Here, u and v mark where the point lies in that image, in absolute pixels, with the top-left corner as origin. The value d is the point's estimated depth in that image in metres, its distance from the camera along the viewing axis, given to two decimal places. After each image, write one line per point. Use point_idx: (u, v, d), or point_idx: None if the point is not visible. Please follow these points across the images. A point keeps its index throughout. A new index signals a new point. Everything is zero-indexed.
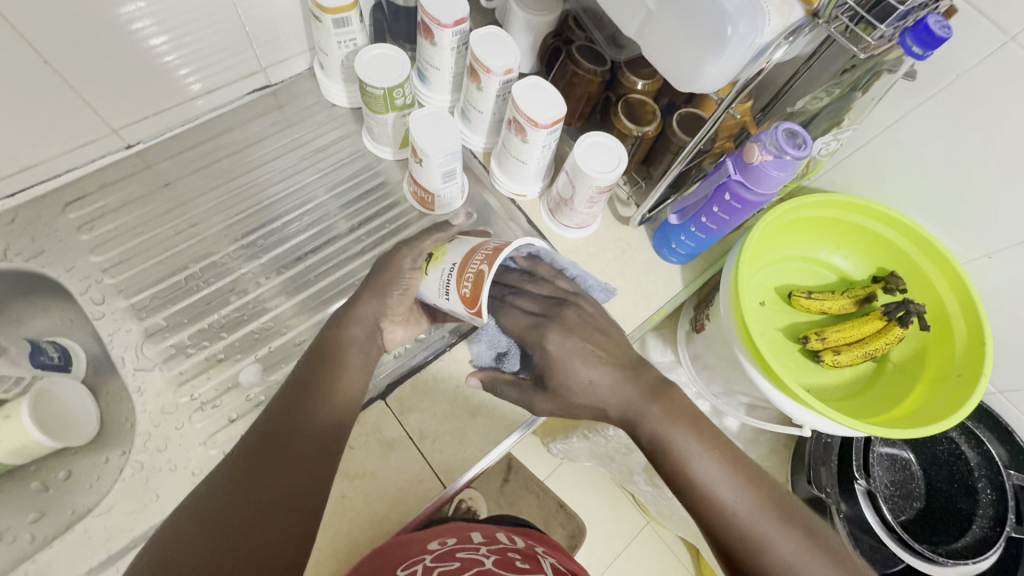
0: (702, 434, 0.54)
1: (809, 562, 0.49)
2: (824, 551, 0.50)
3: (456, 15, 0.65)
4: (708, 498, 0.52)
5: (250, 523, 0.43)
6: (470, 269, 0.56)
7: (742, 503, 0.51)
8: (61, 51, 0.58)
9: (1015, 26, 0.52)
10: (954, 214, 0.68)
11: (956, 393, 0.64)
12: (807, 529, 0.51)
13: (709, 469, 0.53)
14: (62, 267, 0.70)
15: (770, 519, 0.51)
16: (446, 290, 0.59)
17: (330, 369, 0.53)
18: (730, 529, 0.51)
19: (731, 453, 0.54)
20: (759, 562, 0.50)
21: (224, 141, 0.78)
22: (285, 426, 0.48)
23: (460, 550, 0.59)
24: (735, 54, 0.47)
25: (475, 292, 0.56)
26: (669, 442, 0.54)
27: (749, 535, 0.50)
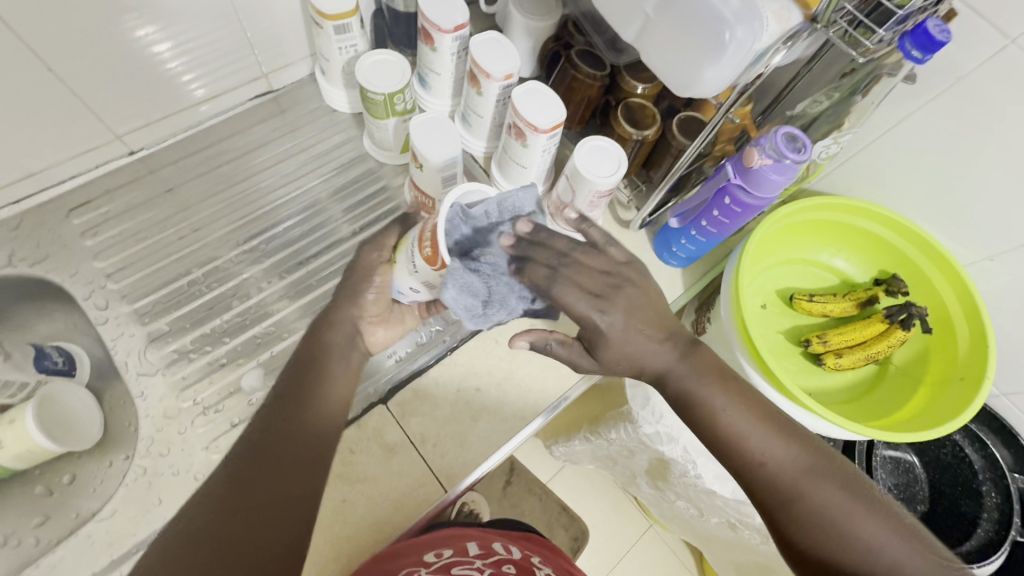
0: (730, 388, 0.51)
1: (854, 516, 0.46)
2: (864, 506, 0.47)
3: (457, 20, 0.65)
4: (741, 452, 0.50)
5: (244, 531, 0.44)
6: (427, 229, 0.51)
7: (776, 454, 0.49)
8: (65, 59, 0.59)
9: (1015, 29, 0.52)
10: (956, 217, 0.68)
11: (959, 397, 0.64)
12: (845, 483, 0.48)
13: (741, 422, 0.50)
14: (66, 272, 0.70)
15: (809, 470, 0.48)
16: (411, 262, 0.54)
17: (312, 374, 0.53)
18: (766, 482, 0.49)
19: (762, 406, 0.51)
20: (791, 513, 0.48)
21: (226, 146, 0.79)
22: (271, 434, 0.49)
23: (456, 563, 0.60)
24: (734, 58, 0.46)
25: (435, 247, 0.50)
26: (696, 396, 0.51)
27: (786, 487, 0.48)
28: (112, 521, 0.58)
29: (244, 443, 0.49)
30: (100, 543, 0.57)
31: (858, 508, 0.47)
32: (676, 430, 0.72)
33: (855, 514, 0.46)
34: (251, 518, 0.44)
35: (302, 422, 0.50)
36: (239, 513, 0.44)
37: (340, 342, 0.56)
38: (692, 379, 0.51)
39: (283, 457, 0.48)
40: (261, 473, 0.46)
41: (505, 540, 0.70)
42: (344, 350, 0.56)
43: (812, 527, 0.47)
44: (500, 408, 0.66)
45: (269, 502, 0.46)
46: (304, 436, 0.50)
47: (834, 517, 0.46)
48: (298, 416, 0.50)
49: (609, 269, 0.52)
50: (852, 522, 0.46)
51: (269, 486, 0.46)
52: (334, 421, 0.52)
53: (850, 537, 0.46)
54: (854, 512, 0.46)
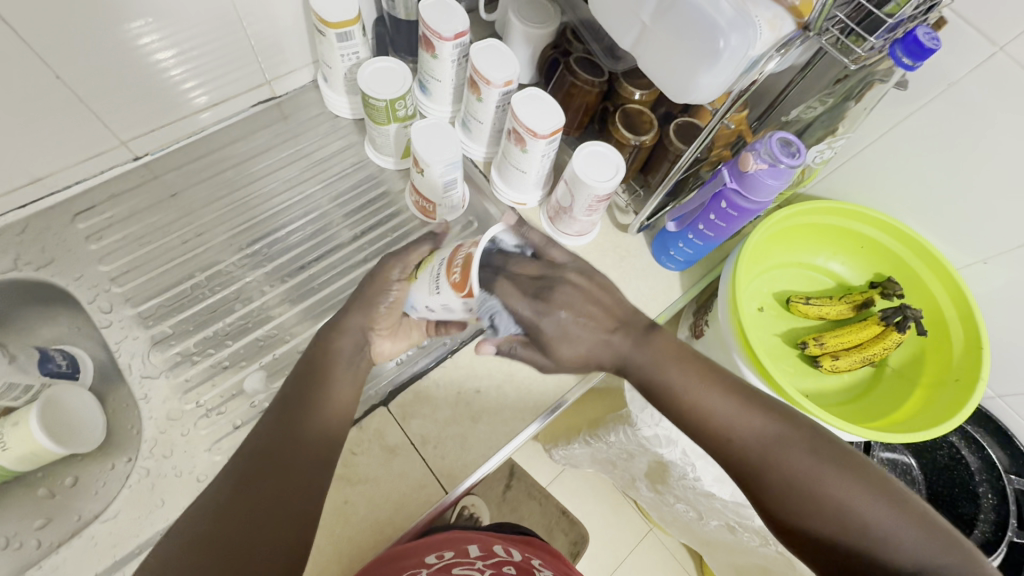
0: (690, 369, 0.54)
1: (824, 475, 0.48)
2: (831, 464, 0.48)
3: (457, 28, 0.67)
4: (712, 429, 0.52)
5: (245, 532, 0.43)
6: (459, 257, 0.51)
7: (744, 425, 0.51)
8: (71, 66, 0.60)
9: (1004, 36, 0.53)
10: (949, 220, 0.69)
11: (954, 398, 0.64)
12: (812, 445, 0.50)
13: (707, 399, 0.52)
14: (71, 276, 0.71)
15: (777, 437, 0.50)
16: (434, 283, 0.53)
17: (317, 376, 0.53)
18: (738, 454, 0.51)
19: (727, 382, 0.54)
20: (765, 480, 0.50)
21: (229, 152, 0.80)
22: (274, 437, 0.49)
23: (457, 564, 0.61)
24: (729, 64, 0.47)
25: (465, 275, 0.50)
26: (662, 382, 0.54)
27: (758, 455, 0.50)
28: (115, 522, 0.59)
29: (246, 447, 0.49)
30: (103, 544, 0.58)
31: (826, 467, 0.48)
32: (673, 435, 0.72)
33: (823, 473, 0.48)
34: (252, 519, 0.44)
35: (304, 427, 0.50)
36: (239, 515, 0.44)
37: (348, 348, 0.55)
38: (654, 366, 0.54)
39: (285, 458, 0.48)
40: (261, 473, 0.46)
41: (506, 543, 0.71)
42: (352, 355, 0.55)
43: (787, 491, 0.49)
44: (500, 410, 0.66)
45: (270, 504, 0.45)
46: (306, 440, 0.50)
47: (804, 480, 0.48)
48: (299, 419, 0.50)
49: (543, 273, 0.56)
50: (822, 480, 0.48)
51: (271, 487, 0.46)
52: (337, 425, 0.52)
53: (822, 496, 0.47)
54: (823, 472, 0.48)
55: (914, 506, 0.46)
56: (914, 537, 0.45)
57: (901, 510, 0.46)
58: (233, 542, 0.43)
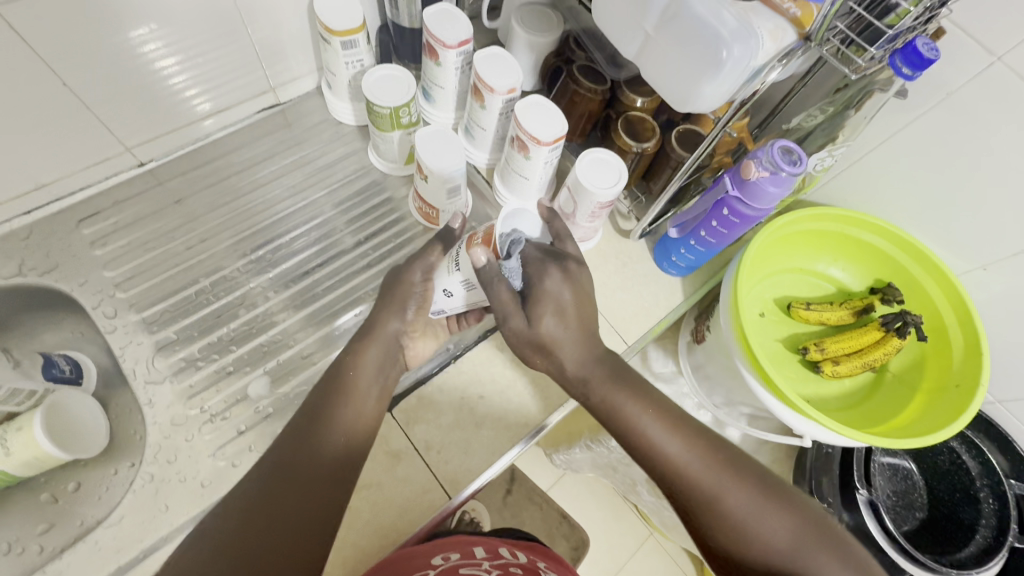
0: (641, 399, 0.55)
1: (763, 517, 0.50)
2: (774, 498, 0.51)
3: (460, 36, 0.67)
4: (665, 467, 0.53)
5: (270, 540, 0.45)
6: (480, 230, 0.57)
7: (696, 465, 0.52)
8: (77, 73, 0.60)
9: (1002, 46, 0.54)
10: (948, 226, 0.70)
11: (955, 403, 0.65)
12: (759, 480, 0.52)
13: (662, 438, 0.53)
14: (75, 281, 0.71)
15: (727, 478, 0.52)
16: (455, 260, 0.57)
17: (340, 387, 0.54)
18: (687, 492, 0.52)
19: (680, 419, 0.55)
20: (713, 513, 0.51)
21: (233, 158, 0.80)
22: (296, 448, 0.50)
23: (463, 565, 0.61)
24: (732, 75, 0.48)
25: (488, 236, 0.55)
26: (623, 416, 0.55)
27: (706, 495, 0.51)
28: (119, 527, 0.59)
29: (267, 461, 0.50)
30: (108, 549, 0.58)
31: (767, 508, 0.51)
32: None
33: (767, 506, 0.51)
34: (278, 529, 0.46)
35: (327, 438, 0.51)
36: (264, 525, 0.45)
37: (374, 361, 0.58)
38: (622, 397, 0.55)
39: (308, 469, 0.49)
40: (285, 484, 0.48)
41: (511, 546, 0.71)
42: (376, 369, 0.57)
43: (728, 529, 0.51)
44: (503, 415, 0.67)
45: (294, 514, 0.47)
46: (328, 451, 0.51)
47: (746, 521, 0.50)
48: (323, 430, 0.51)
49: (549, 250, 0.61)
50: (760, 522, 0.50)
51: (296, 497, 0.47)
52: (360, 436, 0.54)
53: (759, 536, 0.50)
54: (764, 514, 0.51)
55: (841, 548, 0.50)
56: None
57: (830, 550, 0.50)
58: (256, 552, 0.44)
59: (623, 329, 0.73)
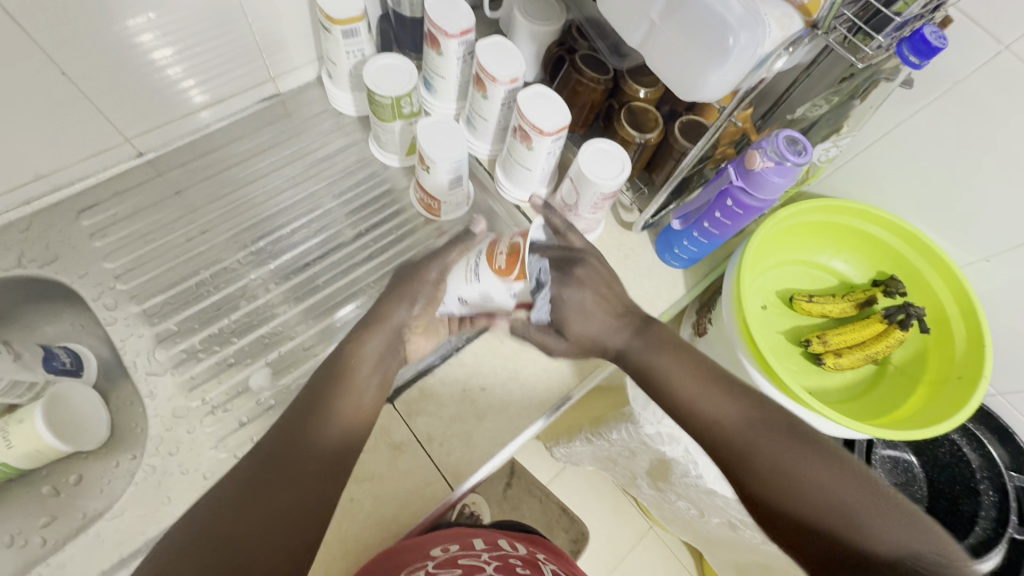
0: (682, 358, 0.57)
1: (805, 462, 0.48)
2: (818, 454, 0.48)
3: (462, 25, 0.67)
4: (701, 418, 0.53)
5: (261, 531, 0.45)
6: (503, 246, 0.54)
7: (730, 415, 0.52)
8: (76, 62, 0.60)
9: (1008, 35, 0.54)
10: (952, 217, 0.69)
11: (956, 395, 0.65)
12: (802, 439, 0.50)
13: (698, 391, 0.55)
14: (75, 273, 0.71)
15: (760, 426, 0.51)
16: (474, 271, 0.55)
17: (337, 380, 0.54)
18: (719, 442, 0.52)
19: (718, 376, 0.56)
20: (749, 464, 0.50)
21: (233, 149, 0.80)
22: (293, 440, 0.49)
23: (462, 556, 0.60)
24: (737, 63, 0.47)
25: (511, 261, 0.52)
26: (659, 376, 0.57)
27: (742, 444, 0.51)
28: (121, 520, 0.59)
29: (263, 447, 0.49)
30: (110, 542, 0.58)
31: (808, 455, 0.49)
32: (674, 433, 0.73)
33: (806, 459, 0.48)
34: (269, 524, 0.45)
35: (324, 432, 0.51)
36: (257, 515, 0.45)
37: (375, 353, 0.57)
38: (658, 357, 0.57)
39: (304, 463, 0.48)
40: (282, 475, 0.47)
41: (511, 538, 0.71)
42: (378, 361, 0.57)
43: (767, 478, 0.49)
44: (506, 407, 0.67)
45: (286, 510, 0.46)
46: (325, 444, 0.50)
47: (787, 466, 0.48)
48: (321, 423, 0.51)
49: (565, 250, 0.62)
50: (801, 469, 0.48)
51: (292, 490, 0.47)
52: (356, 429, 0.53)
53: (801, 483, 0.47)
54: (803, 464, 0.48)
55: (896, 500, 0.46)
56: (896, 529, 0.44)
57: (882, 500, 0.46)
58: (246, 542, 0.43)
59: None
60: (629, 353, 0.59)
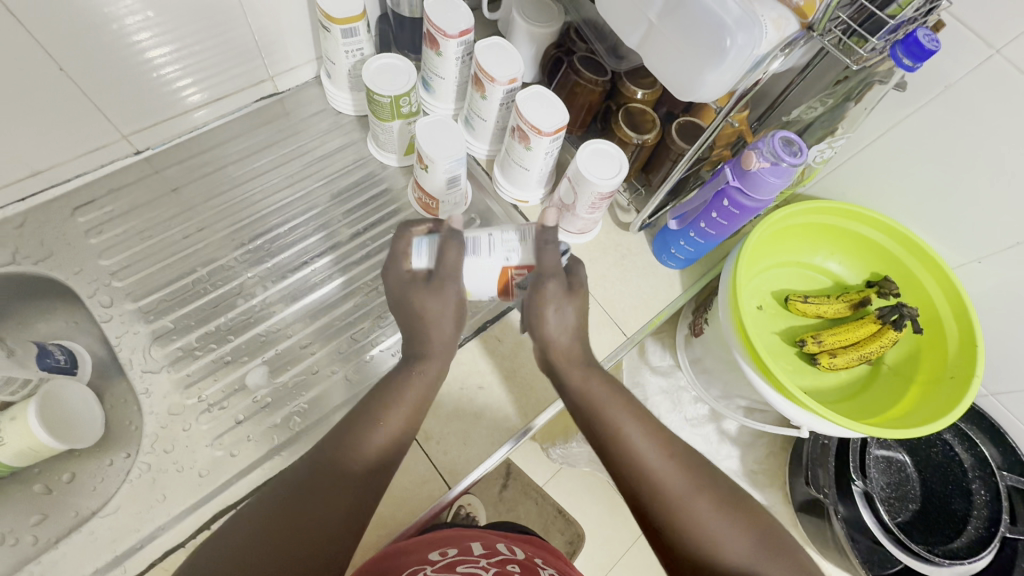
0: (631, 409, 0.57)
1: (727, 532, 0.51)
2: (741, 518, 0.52)
3: (461, 26, 0.67)
4: (639, 470, 0.54)
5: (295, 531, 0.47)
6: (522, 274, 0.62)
7: (667, 468, 0.54)
8: (74, 58, 0.60)
9: (999, 39, 0.55)
10: (944, 219, 0.70)
11: (949, 395, 0.65)
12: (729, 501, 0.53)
13: (641, 441, 0.55)
14: (71, 269, 0.70)
15: (694, 486, 0.53)
16: None
17: (384, 400, 0.55)
18: (655, 494, 0.53)
19: (660, 429, 0.56)
20: (681, 519, 0.51)
21: (230, 147, 0.80)
22: (338, 455, 0.51)
23: (460, 562, 0.59)
24: (734, 63, 0.48)
25: None
26: (604, 417, 0.56)
27: (673, 503, 0.52)
28: (115, 517, 0.58)
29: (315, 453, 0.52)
30: (103, 540, 0.57)
31: (733, 522, 0.52)
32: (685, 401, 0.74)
33: (732, 523, 0.51)
34: (327, 542, 0.48)
35: (367, 446, 0.52)
36: (303, 522, 0.47)
37: (433, 373, 0.59)
38: (609, 399, 0.57)
39: (350, 476, 0.51)
40: (335, 489, 0.50)
41: (508, 541, 0.69)
42: (426, 381, 0.58)
43: (691, 540, 0.51)
44: (502, 407, 0.67)
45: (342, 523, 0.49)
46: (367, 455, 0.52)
47: (710, 532, 0.51)
48: (371, 435, 0.53)
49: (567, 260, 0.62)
50: (723, 534, 0.51)
51: (347, 499, 0.50)
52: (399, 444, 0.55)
53: (722, 549, 0.50)
54: (727, 527, 0.51)
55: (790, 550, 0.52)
56: None
57: (788, 563, 0.51)
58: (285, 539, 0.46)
59: (621, 320, 0.73)
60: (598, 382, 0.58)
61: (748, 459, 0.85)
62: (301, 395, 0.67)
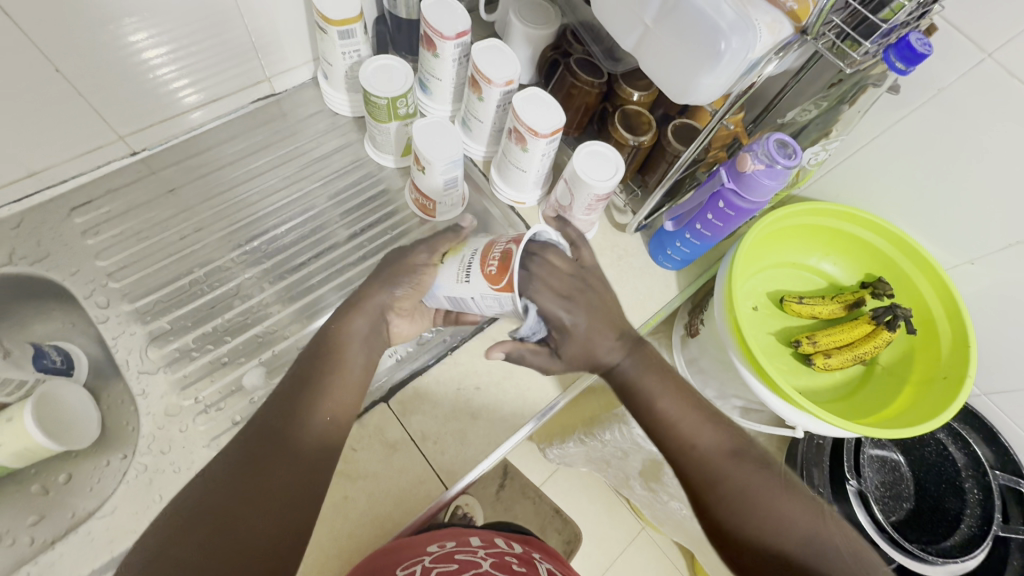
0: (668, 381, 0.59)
1: (767, 501, 0.52)
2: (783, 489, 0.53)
3: (458, 28, 0.67)
4: (677, 442, 0.56)
5: (246, 522, 0.46)
6: (496, 251, 0.54)
7: (703, 442, 0.56)
8: (69, 58, 0.59)
9: (991, 43, 0.55)
10: (937, 220, 0.71)
11: (943, 395, 0.66)
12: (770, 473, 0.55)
13: (680, 415, 0.57)
14: (67, 271, 0.70)
15: (730, 460, 0.55)
16: (465, 270, 0.56)
17: (330, 369, 0.55)
18: (694, 464, 0.55)
19: (697, 400, 0.59)
20: (714, 491, 0.54)
21: (225, 148, 0.80)
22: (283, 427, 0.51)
23: (459, 552, 0.59)
24: (729, 67, 0.48)
25: (500, 269, 0.53)
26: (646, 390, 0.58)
27: (708, 472, 0.54)
28: (112, 518, 0.58)
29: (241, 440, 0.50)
30: (101, 540, 0.57)
31: (773, 488, 0.54)
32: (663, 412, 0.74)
33: (770, 493, 0.53)
34: (271, 505, 0.47)
35: (319, 410, 0.52)
36: (243, 510, 0.46)
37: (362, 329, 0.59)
38: (648, 372, 0.59)
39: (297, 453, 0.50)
40: (264, 471, 0.48)
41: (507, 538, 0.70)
42: (364, 339, 0.58)
43: (726, 507, 0.53)
44: (499, 407, 0.67)
45: (289, 489, 0.48)
46: (310, 437, 0.51)
47: (741, 505, 0.52)
48: (313, 406, 0.52)
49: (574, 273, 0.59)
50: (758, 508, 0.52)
51: (285, 479, 0.49)
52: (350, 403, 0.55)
53: (753, 517, 0.52)
54: (763, 496, 0.52)
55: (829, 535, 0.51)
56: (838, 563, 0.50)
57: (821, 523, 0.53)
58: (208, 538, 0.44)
59: None
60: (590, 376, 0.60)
61: None
62: None
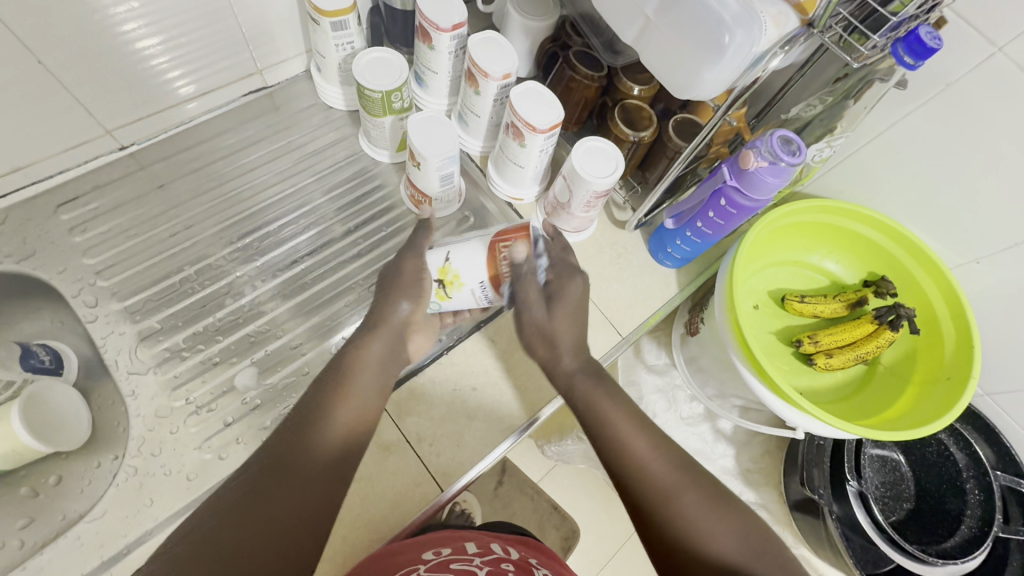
0: (618, 401, 0.58)
1: (712, 521, 0.51)
2: (728, 511, 0.52)
3: (454, 19, 0.65)
4: (624, 458, 0.55)
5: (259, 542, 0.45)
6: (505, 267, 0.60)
7: (653, 461, 0.54)
8: (55, 51, 0.58)
9: (1003, 38, 0.54)
10: (942, 218, 0.70)
11: (946, 395, 0.65)
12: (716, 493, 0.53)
13: (630, 432, 0.56)
14: (54, 269, 0.69)
15: (678, 478, 0.53)
16: (484, 295, 0.62)
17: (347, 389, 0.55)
18: (640, 482, 0.53)
19: (642, 419, 0.58)
20: (663, 508, 0.52)
21: (216, 142, 0.78)
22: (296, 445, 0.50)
23: (454, 561, 0.57)
24: (733, 61, 0.47)
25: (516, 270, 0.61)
26: (593, 404, 0.58)
27: (653, 490, 0.53)
28: (102, 522, 0.57)
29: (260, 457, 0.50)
30: (90, 545, 0.56)
31: (716, 506, 0.52)
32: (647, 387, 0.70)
33: (714, 515, 0.51)
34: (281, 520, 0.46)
35: (335, 421, 0.53)
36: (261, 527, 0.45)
37: (378, 356, 0.58)
38: (599, 392, 0.59)
39: (308, 464, 0.50)
40: (284, 483, 0.48)
41: (503, 541, 0.68)
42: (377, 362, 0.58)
43: (673, 528, 0.51)
44: (496, 408, 0.66)
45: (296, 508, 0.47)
46: (323, 450, 0.51)
47: (696, 522, 0.50)
48: (332, 415, 0.53)
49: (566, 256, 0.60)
50: (709, 526, 0.50)
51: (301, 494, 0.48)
52: (369, 419, 0.55)
53: (698, 536, 0.50)
54: (707, 516, 0.51)
55: (777, 555, 0.51)
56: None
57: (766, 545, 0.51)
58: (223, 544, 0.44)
59: (617, 320, 0.72)
60: (586, 382, 0.60)
61: (743, 458, 0.86)
62: (292, 397, 0.66)
